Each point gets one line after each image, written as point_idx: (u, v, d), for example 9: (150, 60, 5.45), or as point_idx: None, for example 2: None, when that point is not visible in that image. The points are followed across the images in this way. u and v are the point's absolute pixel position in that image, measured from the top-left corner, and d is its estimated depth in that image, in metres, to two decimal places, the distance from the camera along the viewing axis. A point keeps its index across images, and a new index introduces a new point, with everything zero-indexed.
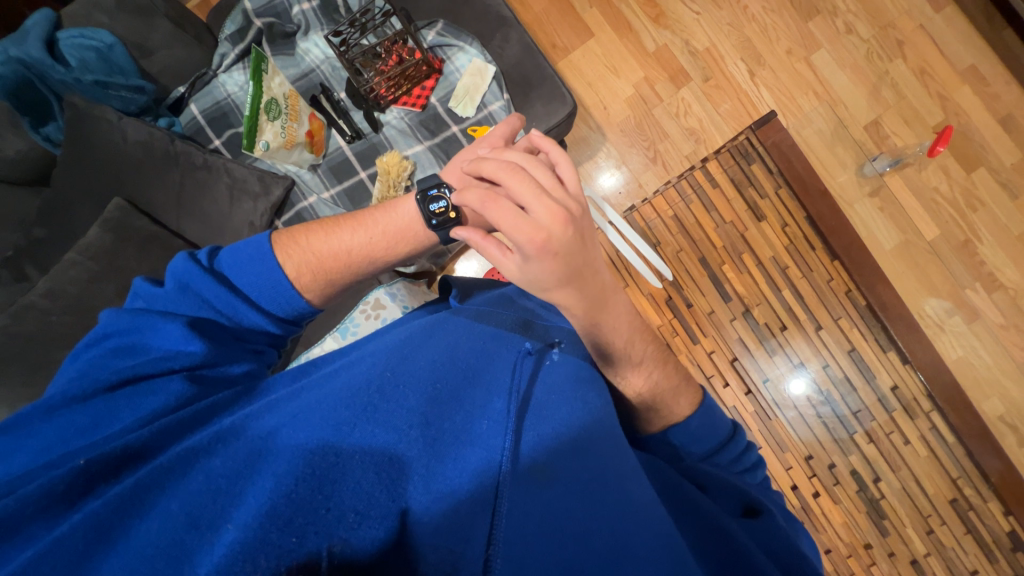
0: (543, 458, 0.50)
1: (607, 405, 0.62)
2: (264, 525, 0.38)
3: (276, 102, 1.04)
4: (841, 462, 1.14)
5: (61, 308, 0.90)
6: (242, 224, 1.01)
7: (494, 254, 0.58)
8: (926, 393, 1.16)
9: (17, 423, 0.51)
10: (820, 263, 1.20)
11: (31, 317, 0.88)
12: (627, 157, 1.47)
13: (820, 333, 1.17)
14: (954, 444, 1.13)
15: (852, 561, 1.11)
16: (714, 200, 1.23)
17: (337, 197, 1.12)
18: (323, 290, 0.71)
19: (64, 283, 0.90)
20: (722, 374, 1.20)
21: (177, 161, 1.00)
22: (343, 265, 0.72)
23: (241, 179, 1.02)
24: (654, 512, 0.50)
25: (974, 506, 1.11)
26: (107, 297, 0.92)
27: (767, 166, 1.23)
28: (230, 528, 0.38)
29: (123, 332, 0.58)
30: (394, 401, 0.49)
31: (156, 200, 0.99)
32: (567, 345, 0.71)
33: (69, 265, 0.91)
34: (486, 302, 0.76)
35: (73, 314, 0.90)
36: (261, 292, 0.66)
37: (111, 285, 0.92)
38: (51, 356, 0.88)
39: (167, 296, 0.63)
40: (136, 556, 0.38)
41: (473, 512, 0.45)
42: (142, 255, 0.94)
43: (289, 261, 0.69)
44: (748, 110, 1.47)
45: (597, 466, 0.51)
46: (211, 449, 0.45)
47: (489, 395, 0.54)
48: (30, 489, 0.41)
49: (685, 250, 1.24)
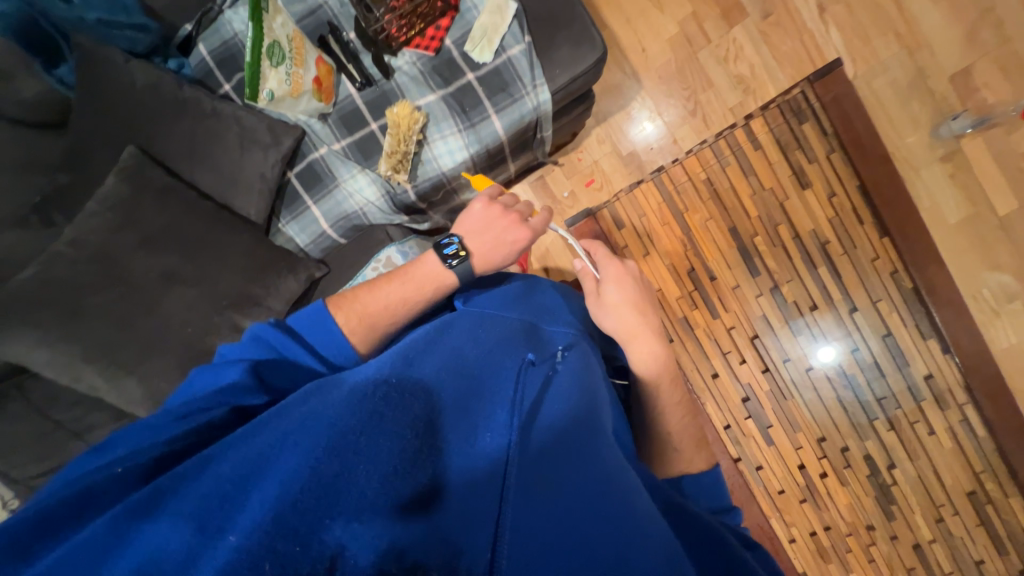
0: (546, 471, 0.48)
1: (608, 413, 0.60)
2: (268, 534, 0.35)
3: (279, 46, 0.86)
4: (855, 447, 1.13)
5: (88, 258, 0.86)
6: (254, 176, 1.00)
7: (590, 287, 0.81)
8: (962, 385, 1.07)
9: (95, 450, 0.52)
10: (867, 238, 1.05)
11: (59, 265, 0.85)
12: (664, 107, 1.38)
13: (854, 315, 1.08)
14: (984, 438, 1.08)
15: (851, 539, 1.15)
16: (753, 162, 1.06)
17: (347, 150, 1.05)
18: (367, 338, 0.70)
19: (88, 233, 0.87)
20: (739, 351, 1.14)
21: (184, 108, 0.96)
22: (389, 316, 0.72)
23: (251, 129, 0.99)
24: (660, 535, 0.46)
25: (993, 500, 1.08)
26: (128, 247, 0.88)
27: (821, 126, 1.05)
28: (235, 534, 0.36)
29: (202, 378, 0.59)
30: (404, 401, 0.47)
31: (169, 151, 0.96)
32: (576, 351, 0.65)
33: (90, 216, 0.88)
34: (493, 302, 0.71)
35: (97, 264, 0.86)
36: (319, 342, 0.66)
37: (134, 235, 0.88)
38: (83, 302, 0.84)
39: (242, 347, 0.64)
40: (144, 558, 0.36)
41: (477, 521, 0.42)
42: (160, 206, 0.91)
43: (344, 319, 0.69)
44: (811, 55, 1.30)
45: (599, 477, 0.49)
46: (222, 452, 0.44)
47: (496, 405, 0.51)
48: (66, 494, 0.43)
49: (714, 218, 1.10)
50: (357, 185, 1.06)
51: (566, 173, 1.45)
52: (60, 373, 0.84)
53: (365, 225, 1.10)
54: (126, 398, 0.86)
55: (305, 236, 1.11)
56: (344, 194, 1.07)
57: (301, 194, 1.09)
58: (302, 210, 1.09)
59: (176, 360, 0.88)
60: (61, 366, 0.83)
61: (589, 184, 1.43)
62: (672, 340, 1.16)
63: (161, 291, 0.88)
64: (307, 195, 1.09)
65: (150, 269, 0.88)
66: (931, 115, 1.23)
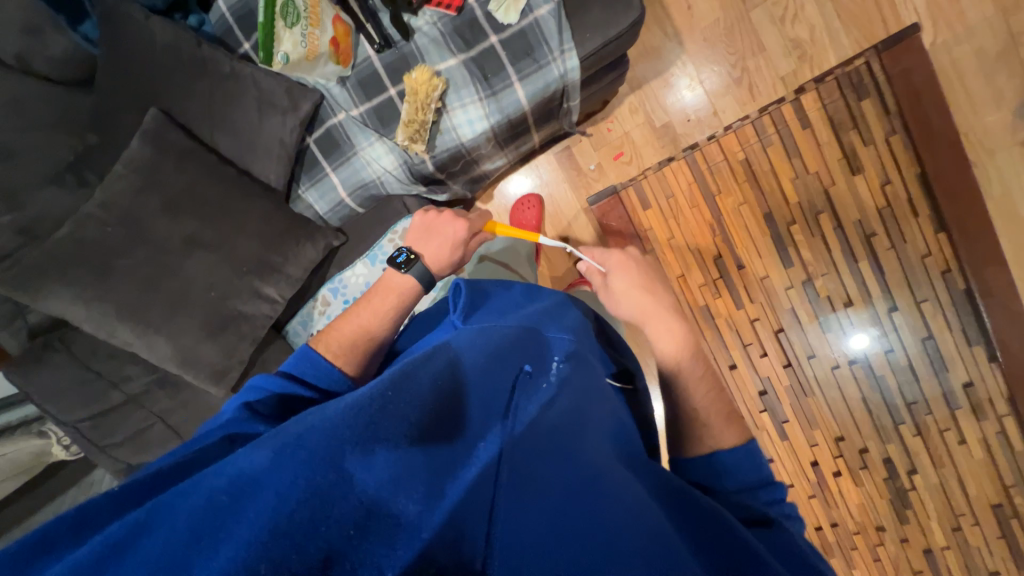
0: (547, 478, 0.46)
1: (605, 419, 0.59)
2: (265, 542, 0.33)
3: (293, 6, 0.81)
4: (875, 449, 1.09)
5: (116, 220, 0.88)
6: (273, 141, 0.99)
7: (597, 279, 0.84)
8: (1006, 397, 0.99)
9: None
10: (921, 232, 0.95)
11: (89, 226, 0.88)
12: (706, 74, 1.26)
13: (893, 315, 1.00)
14: (1021, 452, 1.01)
15: (858, 537, 1.14)
16: (799, 143, 0.97)
17: (366, 116, 1.02)
18: (349, 358, 0.73)
19: (115, 195, 0.89)
20: (761, 343, 1.09)
21: (203, 68, 0.95)
22: (365, 337, 0.77)
23: (269, 92, 0.97)
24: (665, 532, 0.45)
25: (1020, 514, 1.03)
26: (151, 210, 0.89)
27: (883, 103, 0.92)
28: (226, 548, 0.33)
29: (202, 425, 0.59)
30: (403, 404, 0.44)
31: (190, 113, 0.96)
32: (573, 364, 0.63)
33: (116, 178, 0.90)
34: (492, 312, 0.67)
35: (124, 226, 0.88)
36: (303, 371, 0.67)
37: (157, 198, 0.90)
38: (112, 263, 0.88)
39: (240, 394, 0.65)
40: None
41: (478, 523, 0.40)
42: (181, 170, 0.92)
43: (325, 351, 0.72)
44: (884, 15, 1.14)
45: (601, 484, 0.47)
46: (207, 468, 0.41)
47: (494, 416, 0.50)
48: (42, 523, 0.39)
49: (749, 202, 1.02)
50: (375, 153, 1.04)
51: (593, 145, 1.37)
52: (96, 328, 0.89)
53: (383, 195, 1.09)
54: (156, 355, 0.92)
55: (324, 203, 1.10)
56: (362, 162, 1.05)
57: (320, 160, 1.08)
58: (321, 176, 1.08)
59: (200, 323, 0.92)
60: (96, 322, 0.88)
61: (617, 157, 1.36)
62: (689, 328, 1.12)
63: (183, 255, 0.90)
64: (326, 161, 1.07)
65: (173, 233, 0.90)
66: (1017, 91, 1.08)
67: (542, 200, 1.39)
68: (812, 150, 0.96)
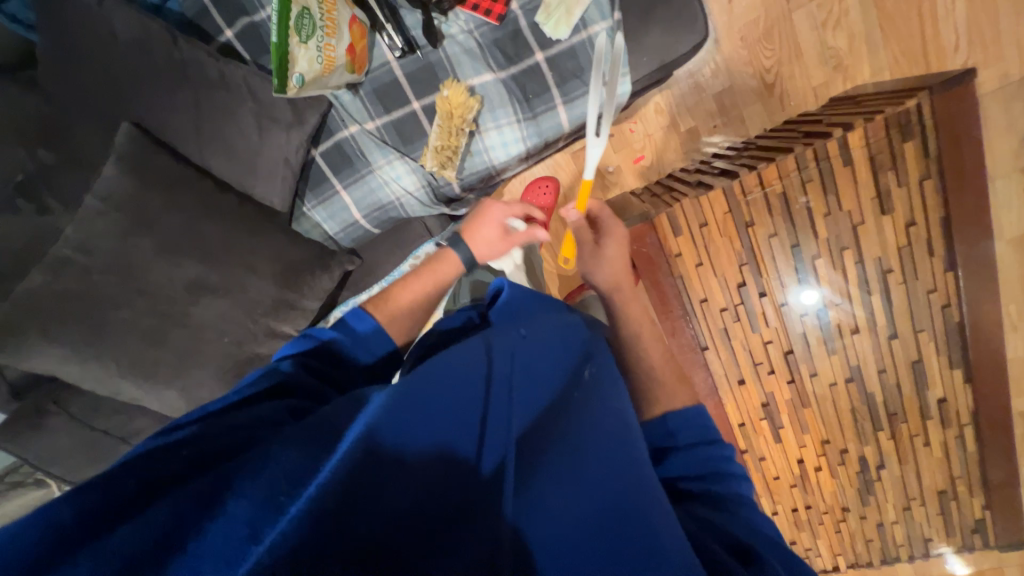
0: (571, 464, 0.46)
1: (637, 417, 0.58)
2: (301, 539, 0.35)
3: (309, 13, 0.69)
4: (854, 449, 1.22)
5: (104, 267, 0.76)
6: (277, 162, 0.84)
7: (585, 237, 0.82)
8: (970, 409, 1.13)
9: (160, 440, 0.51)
10: (931, 270, 1.01)
11: (74, 275, 0.76)
12: (738, 78, 1.20)
13: (892, 342, 1.09)
14: (971, 452, 1.17)
15: (826, 516, 1.32)
16: (837, 180, 0.97)
17: (383, 131, 0.90)
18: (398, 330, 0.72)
19: (98, 236, 0.77)
20: (770, 363, 1.16)
21: (183, 74, 0.78)
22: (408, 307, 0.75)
23: (268, 104, 0.81)
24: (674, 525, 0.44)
25: (958, 497, 1.22)
26: (145, 254, 0.77)
27: (925, 148, 0.93)
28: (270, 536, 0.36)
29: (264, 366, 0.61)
30: (434, 400, 0.46)
31: (172, 130, 0.80)
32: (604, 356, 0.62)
33: (97, 216, 0.77)
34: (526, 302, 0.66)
35: (116, 274, 0.77)
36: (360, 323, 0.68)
37: (149, 240, 0.77)
38: (106, 316, 0.77)
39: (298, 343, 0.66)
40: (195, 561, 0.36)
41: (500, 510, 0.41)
42: (173, 208, 0.79)
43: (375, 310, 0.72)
44: (922, 28, 1.09)
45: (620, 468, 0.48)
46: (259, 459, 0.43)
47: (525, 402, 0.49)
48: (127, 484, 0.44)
49: (779, 235, 1.04)
50: (393, 173, 0.92)
51: (615, 146, 1.30)
52: (98, 385, 0.79)
53: (403, 216, 0.98)
54: (167, 409, 0.83)
55: (334, 224, 0.97)
56: (379, 181, 0.93)
57: (326, 176, 0.94)
58: (328, 195, 0.95)
59: (218, 367, 0.82)
60: (95, 380, 0.79)
61: (637, 161, 1.30)
62: (706, 347, 1.17)
63: (189, 303, 0.79)
64: (334, 178, 0.94)
65: (174, 278, 0.78)
66: None
67: (556, 185, 1.29)
68: (849, 188, 0.97)
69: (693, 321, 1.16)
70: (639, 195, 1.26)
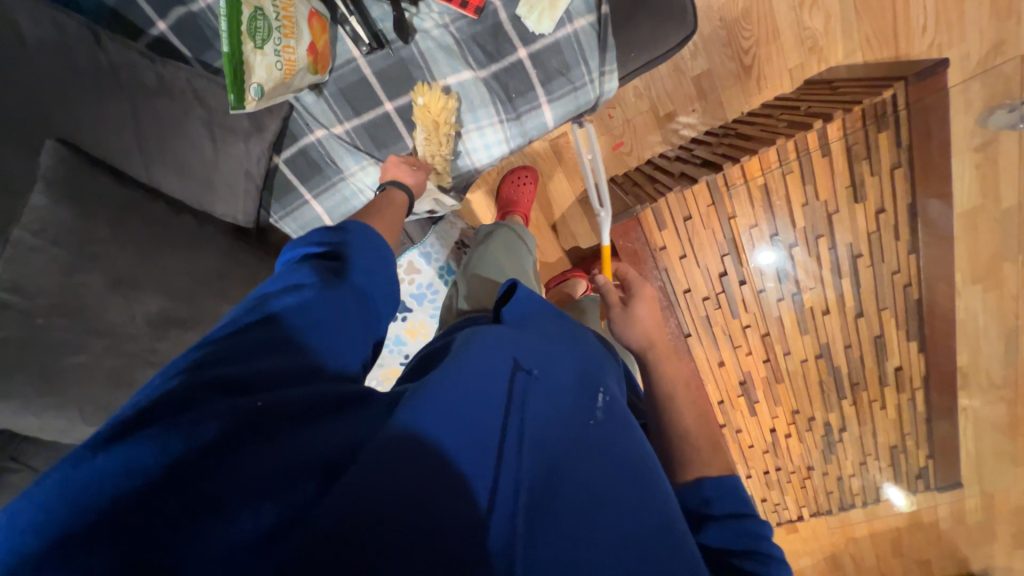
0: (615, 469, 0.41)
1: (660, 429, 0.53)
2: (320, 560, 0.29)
3: (263, 15, 0.62)
4: (820, 416, 1.32)
5: (50, 309, 0.67)
6: (236, 174, 0.78)
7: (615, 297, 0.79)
8: (921, 375, 1.22)
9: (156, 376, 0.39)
10: (896, 253, 1.07)
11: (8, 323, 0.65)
12: (717, 61, 1.17)
13: (859, 319, 1.16)
14: (921, 413, 1.28)
15: (793, 475, 1.44)
16: (816, 171, 0.99)
17: (354, 135, 0.84)
18: None
19: (34, 275, 0.66)
20: (749, 344, 1.21)
21: (117, 80, 0.69)
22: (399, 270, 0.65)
23: (221, 111, 0.74)
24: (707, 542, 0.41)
25: (907, 451, 1.34)
26: (96, 291, 0.68)
27: (898, 139, 0.96)
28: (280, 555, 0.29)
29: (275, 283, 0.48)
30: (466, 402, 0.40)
31: (111, 145, 0.71)
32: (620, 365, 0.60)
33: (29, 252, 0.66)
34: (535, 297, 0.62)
35: (64, 316, 0.67)
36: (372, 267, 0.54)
37: (100, 275, 0.68)
38: (58, 365, 0.68)
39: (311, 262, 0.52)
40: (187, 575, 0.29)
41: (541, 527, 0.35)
42: (126, 238, 0.70)
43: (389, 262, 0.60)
44: (895, 8, 1.09)
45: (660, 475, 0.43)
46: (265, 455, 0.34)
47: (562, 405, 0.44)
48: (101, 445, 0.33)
49: (758, 225, 1.07)
50: (368, 180, 0.86)
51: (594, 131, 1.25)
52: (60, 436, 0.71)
53: None
54: None
55: (305, 235, 0.90)
56: (352, 189, 0.87)
57: (292, 185, 0.86)
58: (296, 206, 0.87)
59: None
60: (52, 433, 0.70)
61: (617, 147, 1.26)
62: (689, 334, 1.21)
63: (155, 339, 0.72)
64: (302, 186, 0.86)
65: (135, 315, 0.70)
66: None
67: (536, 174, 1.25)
68: (827, 179, 1.00)
69: (677, 310, 1.19)
70: (622, 185, 1.24)
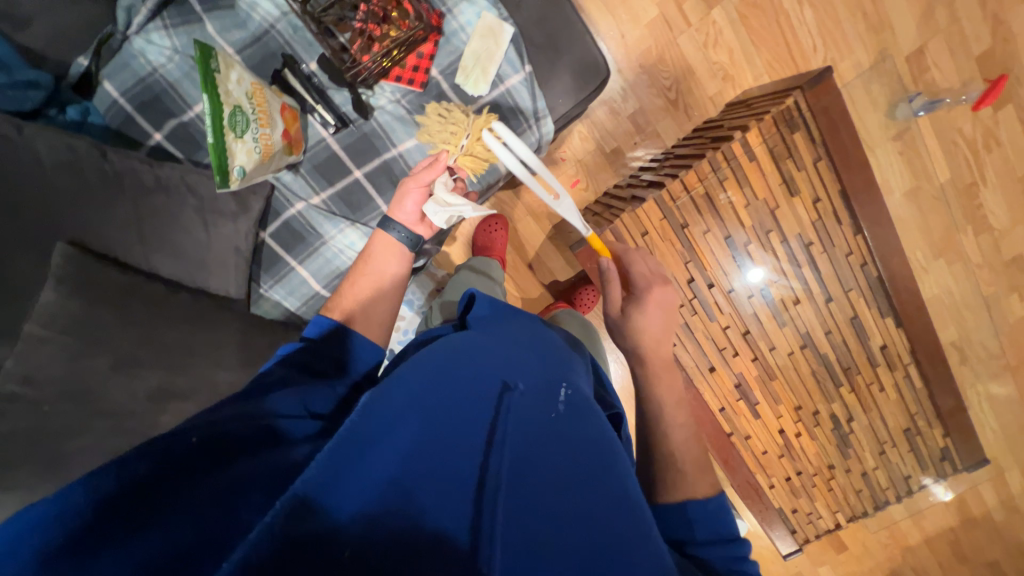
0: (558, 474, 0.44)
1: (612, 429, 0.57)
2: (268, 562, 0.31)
3: (241, 111, 0.74)
4: (824, 408, 1.31)
5: (56, 394, 0.71)
6: (227, 252, 0.87)
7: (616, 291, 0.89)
8: (907, 349, 1.25)
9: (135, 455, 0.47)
10: (844, 237, 1.15)
11: (17, 413, 0.70)
12: (646, 99, 1.33)
13: (829, 304, 1.20)
14: (920, 389, 1.28)
15: (816, 477, 1.37)
16: (748, 174, 1.09)
17: (331, 203, 0.94)
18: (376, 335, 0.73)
19: (43, 365, 0.71)
20: (733, 345, 1.25)
21: (119, 186, 0.80)
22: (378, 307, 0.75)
23: (211, 199, 0.85)
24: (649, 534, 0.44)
25: (921, 432, 1.32)
26: (101, 372, 0.74)
27: (810, 137, 1.08)
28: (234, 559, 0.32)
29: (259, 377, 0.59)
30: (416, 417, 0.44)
31: (114, 241, 0.80)
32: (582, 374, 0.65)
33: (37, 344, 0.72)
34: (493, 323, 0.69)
35: (71, 400, 0.72)
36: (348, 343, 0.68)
37: (106, 357, 0.74)
38: (63, 449, 0.71)
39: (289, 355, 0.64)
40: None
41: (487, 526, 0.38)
42: (128, 321, 0.76)
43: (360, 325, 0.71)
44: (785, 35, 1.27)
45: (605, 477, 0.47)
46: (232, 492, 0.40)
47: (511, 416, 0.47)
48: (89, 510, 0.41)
49: (711, 230, 1.15)
50: (347, 241, 0.95)
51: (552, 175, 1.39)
52: None
53: None
54: None
55: (294, 299, 0.97)
56: (332, 251, 0.96)
57: (280, 256, 0.95)
58: (285, 274, 0.95)
59: None
60: None
61: (574, 185, 1.39)
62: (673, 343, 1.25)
63: (153, 414, 0.75)
64: (288, 256, 0.95)
65: (137, 391, 0.75)
66: None
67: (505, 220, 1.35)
68: (760, 181, 1.11)
69: None
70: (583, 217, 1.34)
